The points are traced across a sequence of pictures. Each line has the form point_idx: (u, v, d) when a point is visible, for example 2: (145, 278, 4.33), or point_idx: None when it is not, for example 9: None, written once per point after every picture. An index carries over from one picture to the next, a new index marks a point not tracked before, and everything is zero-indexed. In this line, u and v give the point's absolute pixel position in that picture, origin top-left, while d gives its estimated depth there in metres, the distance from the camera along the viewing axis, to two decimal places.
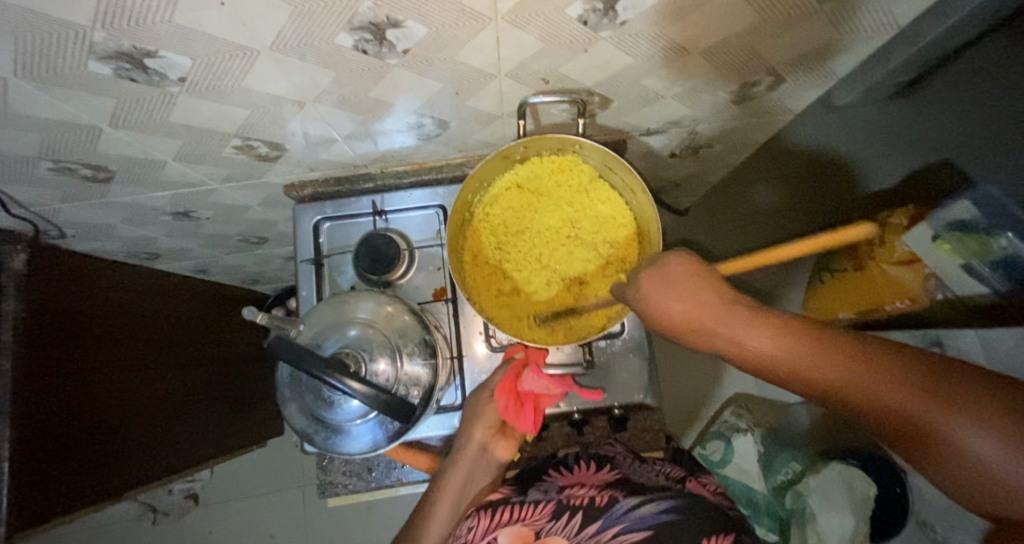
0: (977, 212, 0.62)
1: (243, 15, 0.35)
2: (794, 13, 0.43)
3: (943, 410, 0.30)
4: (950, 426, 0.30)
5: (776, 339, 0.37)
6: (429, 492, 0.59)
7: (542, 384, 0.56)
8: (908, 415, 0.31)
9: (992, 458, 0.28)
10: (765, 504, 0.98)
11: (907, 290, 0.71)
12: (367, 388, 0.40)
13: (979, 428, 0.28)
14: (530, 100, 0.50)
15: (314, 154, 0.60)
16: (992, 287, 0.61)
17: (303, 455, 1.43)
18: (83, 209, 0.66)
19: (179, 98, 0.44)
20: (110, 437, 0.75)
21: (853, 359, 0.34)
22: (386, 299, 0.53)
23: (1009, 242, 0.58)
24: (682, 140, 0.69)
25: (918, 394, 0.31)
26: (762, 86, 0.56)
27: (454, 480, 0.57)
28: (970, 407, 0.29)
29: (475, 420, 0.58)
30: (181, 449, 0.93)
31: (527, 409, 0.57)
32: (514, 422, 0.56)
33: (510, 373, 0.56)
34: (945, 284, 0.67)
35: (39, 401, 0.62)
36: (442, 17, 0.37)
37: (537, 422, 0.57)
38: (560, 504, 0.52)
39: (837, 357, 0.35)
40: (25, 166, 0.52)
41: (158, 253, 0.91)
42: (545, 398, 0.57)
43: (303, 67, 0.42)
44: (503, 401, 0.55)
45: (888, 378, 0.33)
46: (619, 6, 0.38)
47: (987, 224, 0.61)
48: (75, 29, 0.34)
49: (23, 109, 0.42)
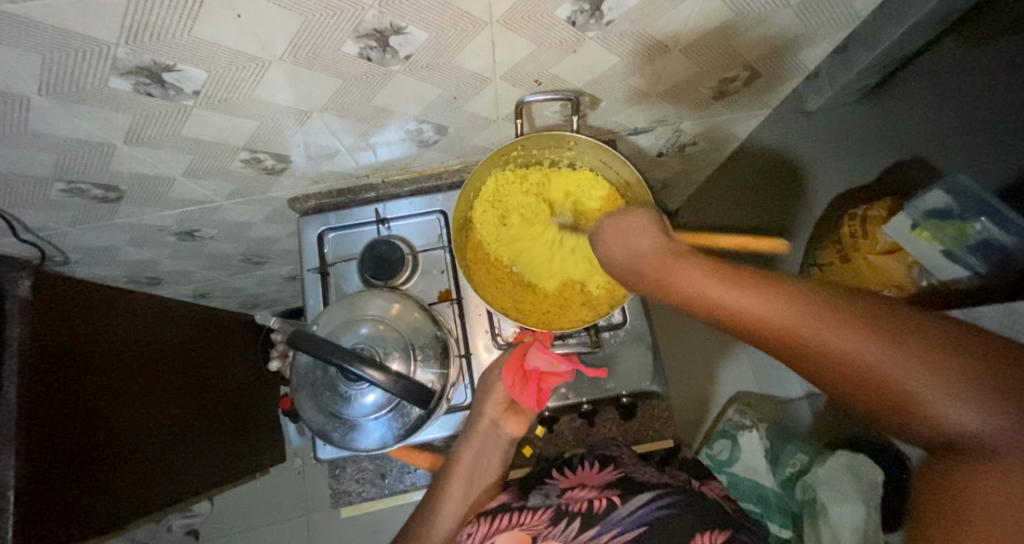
0: (951, 199, 0.66)
1: (257, 26, 0.37)
2: (763, 9, 0.47)
3: (930, 388, 0.26)
4: (939, 405, 0.26)
5: (759, 299, 0.33)
6: (442, 473, 0.61)
7: (547, 361, 0.57)
8: (893, 391, 0.27)
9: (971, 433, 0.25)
10: (776, 499, 0.98)
11: (895, 279, 0.75)
12: (387, 377, 0.42)
13: (962, 405, 0.25)
14: (524, 100, 0.52)
15: (318, 166, 0.62)
16: (971, 268, 0.65)
17: (306, 481, 1.41)
18: (90, 232, 0.67)
19: (193, 112, 0.46)
20: (115, 465, 0.74)
21: (859, 333, 0.29)
22: (396, 297, 0.55)
23: (983, 227, 0.63)
24: (668, 138, 0.72)
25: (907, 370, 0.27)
26: (739, 82, 0.60)
27: (466, 459, 0.59)
28: (959, 386, 0.25)
29: (485, 397, 0.59)
30: (186, 474, 0.92)
31: (532, 384, 0.58)
32: (519, 397, 0.58)
33: (516, 351, 0.59)
34: (927, 270, 0.72)
35: (47, 428, 0.61)
36: (440, 21, 0.40)
37: (542, 399, 0.58)
38: (558, 510, 0.54)
39: (832, 330, 0.29)
40: (38, 188, 0.53)
41: (159, 277, 0.92)
42: (553, 377, 0.58)
43: (312, 76, 0.44)
44: (509, 376, 0.58)
45: (882, 349, 0.28)
46: (604, 6, 0.42)
47: (960, 212, 0.64)
48: (101, 47, 0.36)
49: (42, 128, 0.44)
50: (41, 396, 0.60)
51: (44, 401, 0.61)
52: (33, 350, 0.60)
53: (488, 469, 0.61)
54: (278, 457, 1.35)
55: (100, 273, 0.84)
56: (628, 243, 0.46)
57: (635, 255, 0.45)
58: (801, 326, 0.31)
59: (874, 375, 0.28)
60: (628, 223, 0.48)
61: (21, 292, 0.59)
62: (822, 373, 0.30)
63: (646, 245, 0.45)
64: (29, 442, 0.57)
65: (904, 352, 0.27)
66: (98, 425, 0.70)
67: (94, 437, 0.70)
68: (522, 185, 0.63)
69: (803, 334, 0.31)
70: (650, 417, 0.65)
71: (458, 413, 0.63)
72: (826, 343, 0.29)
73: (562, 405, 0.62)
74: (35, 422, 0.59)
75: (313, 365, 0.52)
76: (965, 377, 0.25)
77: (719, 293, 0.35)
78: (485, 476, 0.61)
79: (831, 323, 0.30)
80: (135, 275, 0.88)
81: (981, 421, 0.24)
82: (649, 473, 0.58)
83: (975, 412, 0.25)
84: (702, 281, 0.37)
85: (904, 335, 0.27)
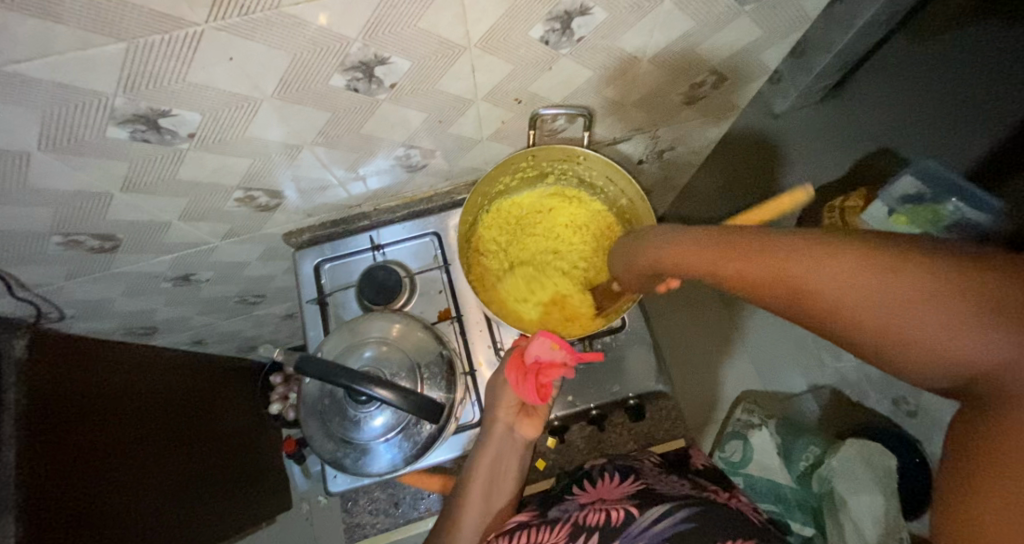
0: (920, 186, 0.79)
1: (248, 67, 0.39)
2: (721, 17, 0.50)
3: (917, 312, 0.27)
4: (921, 324, 0.27)
5: (748, 255, 0.37)
6: (462, 479, 0.58)
7: (548, 350, 0.55)
8: (877, 322, 0.28)
9: (971, 349, 0.25)
10: (795, 497, 0.96)
11: None
12: (395, 394, 0.42)
13: (956, 325, 0.25)
14: (540, 112, 0.55)
15: (310, 200, 0.64)
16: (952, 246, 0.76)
17: (316, 524, 1.37)
18: (86, 285, 0.67)
19: (188, 154, 0.47)
20: (122, 521, 0.72)
21: (914, 293, 0.27)
22: (399, 317, 0.56)
23: (955, 206, 0.75)
24: (646, 146, 0.75)
25: (883, 291, 0.28)
26: (707, 86, 0.63)
27: (484, 463, 0.56)
28: (950, 305, 0.26)
29: (497, 400, 0.59)
30: (191, 526, 0.90)
31: (531, 377, 0.56)
32: (522, 393, 0.57)
33: (518, 350, 0.58)
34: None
35: (49, 490, 0.59)
36: (422, 50, 0.42)
37: (544, 394, 0.57)
38: (577, 525, 0.51)
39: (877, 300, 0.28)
40: (36, 244, 0.54)
41: (154, 326, 0.91)
42: (553, 368, 0.56)
43: (302, 112, 0.46)
44: (511, 374, 0.57)
45: (861, 282, 0.29)
46: (574, 24, 0.44)
47: (932, 194, 0.78)
48: (99, 98, 0.38)
49: (41, 183, 0.45)
50: (39, 456, 0.59)
51: (42, 462, 0.59)
52: (29, 411, 0.59)
53: (507, 477, 0.58)
54: (283, 504, 1.31)
55: (95, 328, 0.83)
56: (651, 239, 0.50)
57: (656, 250, 0.47)
58: (841, 291, 0.30)
59: (930, 347, 0.26)
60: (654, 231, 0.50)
61: (16, 352, 0.59)
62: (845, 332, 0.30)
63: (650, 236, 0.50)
64: (26, 506, 0.56)
65: (974, 309, 0.25)
66: (101, 485, 0.69)
67: (98, 495, 0.68)
68: (537, 192, 0.72)
69: (846, 300, 0.29)
70: (658, 418, 0.66)
71: (466, 432, 0.62)
72: (813, 283, 0.31)
73: (573, 412, 0.62)
74: (33, 486, 0.57)
75: (320, 392, 0.52)
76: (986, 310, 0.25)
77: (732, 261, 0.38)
78: (505, 485, 0.58)
79: (875, 287, 0.28)
80: (130, 327, 0.87)
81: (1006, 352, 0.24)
82: (672, 485, 0.55)
83: (963, 332, 0.25)
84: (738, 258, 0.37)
85: (956, 289, 0.26)
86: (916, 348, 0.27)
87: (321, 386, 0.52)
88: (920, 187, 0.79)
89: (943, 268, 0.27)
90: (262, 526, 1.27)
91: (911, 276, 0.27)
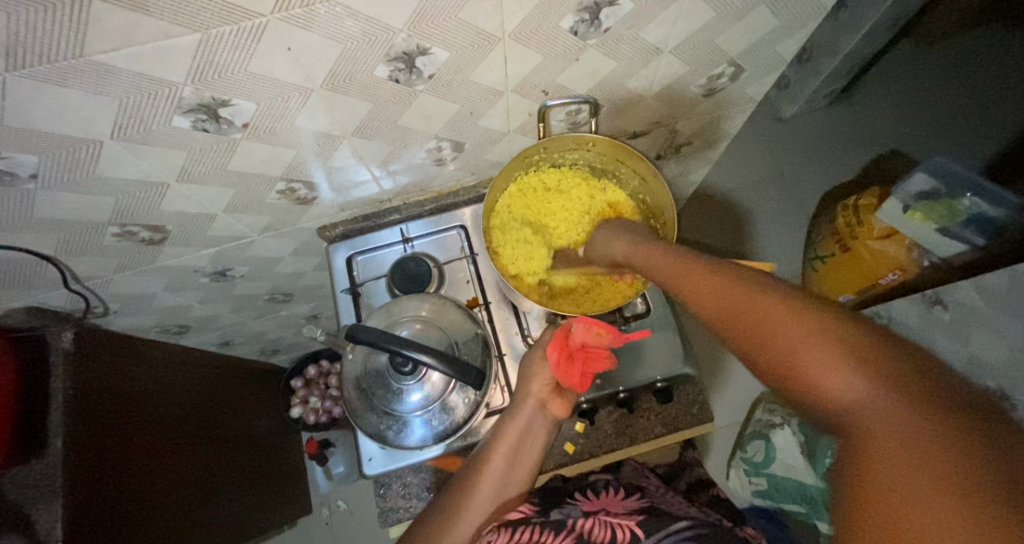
0: (934, 182, 0.84)
1: (304, 57, 0.42)
2: (741, 7, 0.52)
3: (810, 341, 0.30)
4: (811, 350, 0.29)
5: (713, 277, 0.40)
6: (483, 450, 0.58)
7: (591, 335, 0.56)
8: (772, 340, 0.32)
9: (840, 377, 0.28)
10: (821, 497, 0.98)
11: (895, 261, 0.87)
12: (440, 361, 0.44)
13: (833, 357, 0.28)
14: (546, 104, 0.58)
15: (345, 194, 0.67)
16: (971, 239, 0.83)
17: (334, 529, 1.37)
18: (132, 278, 0.71)
19: (240, 145, 0.50)
20: (133, 518, 0.72)
21: (819, 336, 0.30)
22: (433, 298, 0.58)
23: (971, 201, 0.82)
24: (664, 140, 0.77)
25: (795, 319, 0.31)
26: (725, 78, 0.65)
27: (511, 435, 0.57)
28: (833, 344, 0.29)
29: (531, 378, 0.59)
30: (204, 525, 0.91)
31: (577, 362, 0.57)
32: (562, 376, 0.57)
33: (559, 330, 0.58)
34: (927, 250, 0.85)
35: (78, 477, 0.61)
36: (460, 41, 0.46)
37: (585, 382, 0.58)
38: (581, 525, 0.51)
39: (800, 335, 0.30)
40: (94, 234, 0.57)
41: (188, 324, 0.95)
42: (598, 354, 0.58)
43: (346, 102, 0.49)
44: (553, 353, 0.57)
45: (779, 310, 0.33)
46: (602, 15, 0.47)
47: (947, 191, 0.83)
48: (170, 88, 0.41)
49: (107, 172, 0.48)
50: (82, 443, 0.64)
51: (82, 451, 0.64)
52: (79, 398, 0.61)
53: (531, 453, 0.58)
54: (302, 507, 1.32)
55: (133, 325, 0.86)
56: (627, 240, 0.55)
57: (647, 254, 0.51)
58: (759, 314, 0.34)
59: (825, 379, 0.28)
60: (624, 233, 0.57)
61: (65, 343, 0.64)
62: (748, 349, 0.34)
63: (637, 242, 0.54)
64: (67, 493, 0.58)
65: (851, 353, 0.28)
66: (118, 477, 0.70)
67: (122, 489, 0.70)
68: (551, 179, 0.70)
69: (764, 321, 0.33)
70: (684, 404, 0.66)
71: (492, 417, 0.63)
72: (752, 308, 0.35)
73: (600, 395, 0.62)
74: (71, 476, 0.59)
75: (360, 368, 0.53)
76: (862, 354, 0.28)
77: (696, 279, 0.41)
78: (529, 460, 0.58)
79: (790, 322, 0.31)
80: (165, 324, 0.91)
81: (861, 387, 0.27)
82: (677, 507, 0.55)
83: (840, 361, 0.28)
84: (702, 276, 0.41)
85: (850, 336, 0.29)
86: (797, 371, 0.30)
87: (360, 363, 0.54)
88: (935, 184, 0.84)
89: (839, 322, 0.30)
90: (282, 530, 1.28)
91: (812, 320, 0.31)
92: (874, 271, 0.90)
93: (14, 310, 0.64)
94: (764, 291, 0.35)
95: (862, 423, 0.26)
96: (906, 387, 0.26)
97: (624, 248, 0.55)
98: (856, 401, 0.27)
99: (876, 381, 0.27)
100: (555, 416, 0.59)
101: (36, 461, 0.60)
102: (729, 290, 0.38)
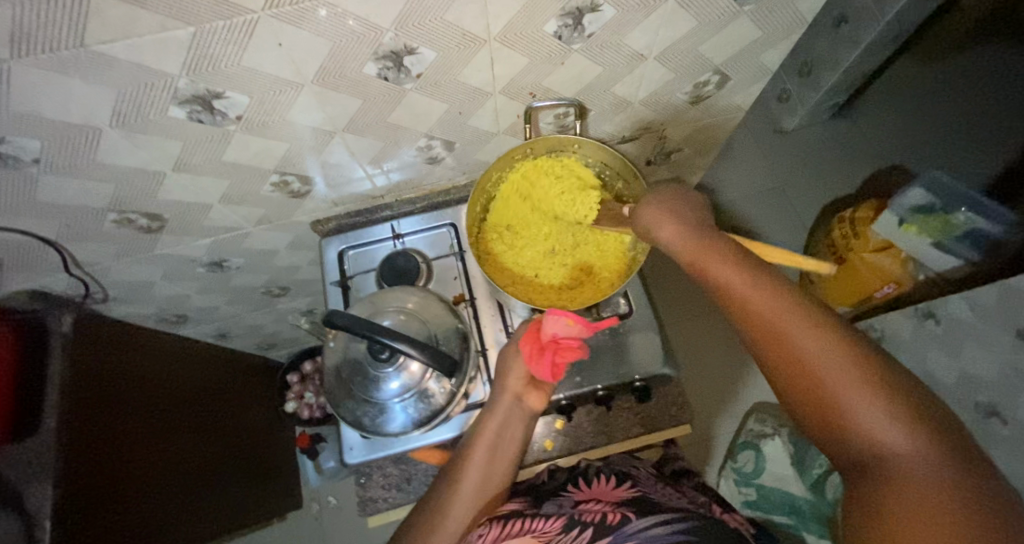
0: (930, 197, 0.81)
1: (294, 52, 0.44)
2: (722, 16, 0.54)
3: (861, 392, 0.35)
4: (862, 400, 0.35)
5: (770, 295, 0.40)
6: (466, 442, 0.58)
7: (563, 326, 0.57)
8: (825, 381, 0.36)
9: (882, 427, 0.34)
10: (810, 509, 0.99)
11: (891, 274, 0.86)
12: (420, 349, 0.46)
13: (879, 408, 0.34)
14: (532, 105, 0.59)
15: (339, 189, 0.69)
16: (965, 255, 0.83)
17: (324, 524, 1.38)
18: (130, 266, 0.73)
19: (235, 136, 0.52)
20: (123, 504, 0.73)
21: (870, 387, 0.35)
22: (417, 292, 0.60)
23: (967, 217, 0.79)
24: (654, 146, 0.79)
25: (851, 366, 0.36)
26: (711, 86, 0.67)
27: (489, 426, 0.57)
28: (881, 397, 0.34)
29: (506, 370, 0.59)
30: (191, 516, 0.91)
31: (548, 355, 0.58)
32: (535, 369, 0.58)
33: (533, 323, 0.59)
34: (921, 262, 0.85)
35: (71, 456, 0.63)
36: (447, 42, 0.48)
37: (556, 372, 0.59)
38: (571, 520, 0.52)
39: (857, 381, 0.35)
40: (95, 220, 0.60)
41: (186, 314, 0.97)
42: (569, 349, 0.58)
43: (337, 98, 0.51)
44: (527, 347, 0.58)
45: (836, 352, 0.36)
46: (585, 20, 0.49)
47: (943, 205, 0.81)
48: (166, 79, 0.43)
49: (107, 159, 0.50)
50: (79, 422, 0.66)
51: (76, 431, 0.65)
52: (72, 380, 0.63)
53: (512, 443, 0.58)
54: (294, 501, 1.33)
55: (132, 313, 0.89)
56: (674, 220, 0.49)
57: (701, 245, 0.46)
58: (808, 352, 0.37)
59: (870, 425, 0.34)
60: (676, 210, 0.50)
61: (64, 328, 0.66)
62: (793, 380, 0.38)
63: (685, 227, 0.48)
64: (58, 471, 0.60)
65: (897, 410, 0.34)
66: (109, 459, 0.71)
67: (111, 471, 0.72)
68: None
69: (819, 363, 0.36)
70: (663, 402, 0.67)
71: (473, 411, 0.64)
72: (805, 345, 0.37)
73: (579, 392, 0.64)
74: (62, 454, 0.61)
75: (340, 359, 0.55)
76: (904, 412, 0.34)
77: (747, 291, 0.42)
78: (509, 454, 0.58)
79: (847, 370, 0.36)
80: (164, 313, 0.93)
81: (901, 439, 0.33)
82: (668, 497, 0.56)
83: (885, 415, 0.34)
84: (758, 289, 0.41)
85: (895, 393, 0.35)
86: (842, 413, 0.35)
87: (340, 354, 0.55)
88: (931, 197, 0.81)
89: (885, 374, 0.35)
90: (272, 522, 1.29)
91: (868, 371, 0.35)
92: (869, 284, 0.89)
93: (16, 293, 0.66)
94: (819, 328, 0.38)
95: (896, 467, 0.33)
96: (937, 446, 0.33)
97: (671, 232, 0.49)
98: (893, 447, 0.33)
99: (914, 438, 0.33)
100: (532, 410, 0.59)
101: (28, 440, 0.61)
102: (786, 315, 0.39)
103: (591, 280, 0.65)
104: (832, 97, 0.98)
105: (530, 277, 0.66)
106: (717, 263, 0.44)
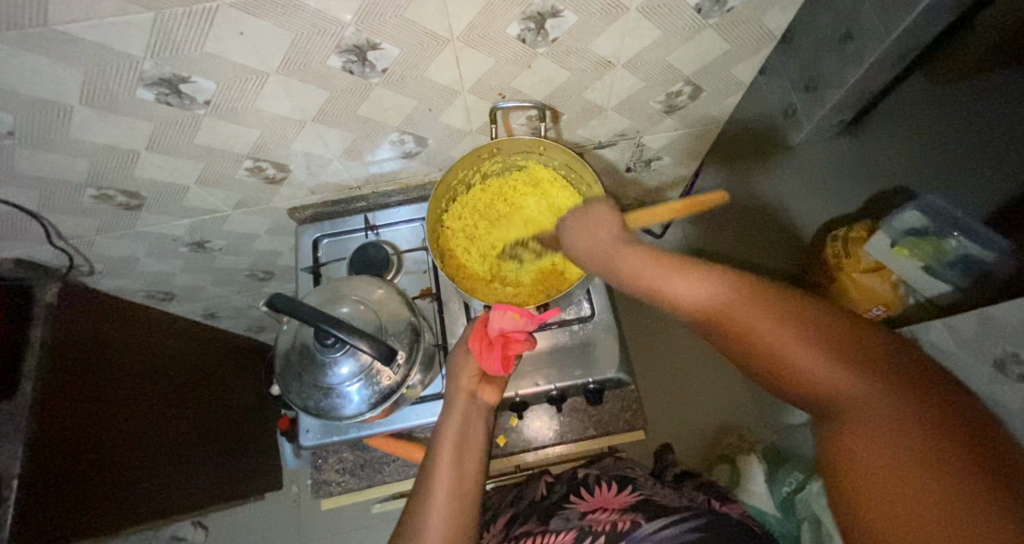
0: (925, 219, 0.68)
1: (256, 42, 0.45)
2: (689, 27, 0.54)
3: (800, 344, 0.36)
4: (798, 350, 0.36)
5: (702, 283, 0.44)
6: (430, 450, 0.57)
7: (510, 320, 0.57)
8: (769, 343, 0.38)
9: (823, 372, 0.35)
10: (778, 527, 0.92)
11: (879, 296, 0.75)
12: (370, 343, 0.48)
13: (815, 353, 0.35)
14: (499, 105, 0.59)
15: (315, 179, 0.71)
16: (952, 283, 0.66)
17: (300, 506, 1.40)
18: (112, 241, 0.75)
19: (204, 120, 0.54)
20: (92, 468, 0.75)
21: (806, 338, 0.36)
22: (377, 284, 0.61)
23: (958, 242, 0.64)
24: (632, 153, 0.80)
25: (785, 324, 0.37)
26: (684, 96, 0.67)
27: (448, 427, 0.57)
28: (819, 344, 0.35)
29: (458, 369, 0.60)
30: (165, 490, 0.93)
31: (497, 348, 0.59)
32: (485, 363, 0.58)
33: (479, 320, 0.60)
34: (912, 287, 0.72)
35: (44, 419, 0.65)
36: (409, 39, 0.49)
37: (507, 365, 0.59)
38: (582, 530, 0.58)
39: (793, 335, 0.37)
40: (73, 194, 0.62)
41: (172, 292, 1.00)
42: (516, 341, 0.59)
43: (305, 89, 0.53)
44: (473, 344, 0.59)
45: (770, 316, 0.39)
46: (548, 25, 0.50)
47: (937, 228, 0.67)
48: (131, 61, 0.44)
49: (82, 137, 0.52)
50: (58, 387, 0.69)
51: (50, 395, 0.67)
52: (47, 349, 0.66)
53: (477, 444, 0.57)
54: (272, 482, 1.36)
55: (118, 286, 0.91)
56: (589, 235, 0.56)
57: (620, 256, 0.51)
58: (751, 322, 0.39)
59: (816, 374, 0.35)
60: (589, 219, 0.57)
61: (47, 297, 0.68)
62: (748, 353, 0.40)
63: (604, 236, 0.54)
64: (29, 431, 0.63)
65: (837, 355, 0.34)
66: (85, 425, 0.74)
67: (82, 441, 0.73)
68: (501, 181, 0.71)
69: (760, 331, 0.38)
70: (618, 408, 0.67)
71: (429, 403, 0.65)
72: (747, 319, 0.40)
73: (535, 393, 0.64)
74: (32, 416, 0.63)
75: (293, 346, 0.56)
76: (840, 353, 0.34)
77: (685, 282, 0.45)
78: (477, 455, 0.57)
79: (783, 329, 0.37)
80: (150, 290, 0.96)
81: (844, 377, 0.34)
82: (667, 497, 0.61)
83: (822, 358, 0.35)
84: (691, 278, 0.45)
85: (836, 340, 0.35)
86: (790, 369, 0.36)
87: (293, 342, 0.56)
88: (926, 220, 0.68)
89: (824, 325, 0.36)
90: (248, 501, 1.31)
91: (805, 326, 0.37)
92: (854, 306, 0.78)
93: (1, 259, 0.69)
94: (753, 299, 0.41)
95: (849, 405, 0.33)
96: (875, 376, 0.33)
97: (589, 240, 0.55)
98: (842, 391, 0.33)
99: (852, 373, 0.33)
100: (489, 406, 0.60)
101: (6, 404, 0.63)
102: (729, 298, 0.42)
103: (549, 279, 0.66)
104: (834, 113, 0.74)
105: (489, 281, 0.66)
106: (642, 265, 0.49)
